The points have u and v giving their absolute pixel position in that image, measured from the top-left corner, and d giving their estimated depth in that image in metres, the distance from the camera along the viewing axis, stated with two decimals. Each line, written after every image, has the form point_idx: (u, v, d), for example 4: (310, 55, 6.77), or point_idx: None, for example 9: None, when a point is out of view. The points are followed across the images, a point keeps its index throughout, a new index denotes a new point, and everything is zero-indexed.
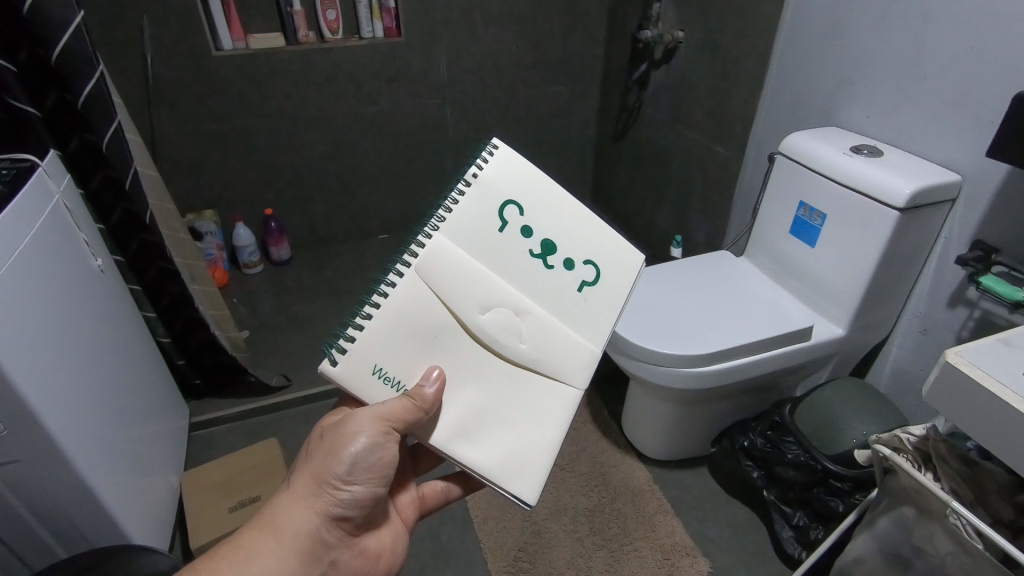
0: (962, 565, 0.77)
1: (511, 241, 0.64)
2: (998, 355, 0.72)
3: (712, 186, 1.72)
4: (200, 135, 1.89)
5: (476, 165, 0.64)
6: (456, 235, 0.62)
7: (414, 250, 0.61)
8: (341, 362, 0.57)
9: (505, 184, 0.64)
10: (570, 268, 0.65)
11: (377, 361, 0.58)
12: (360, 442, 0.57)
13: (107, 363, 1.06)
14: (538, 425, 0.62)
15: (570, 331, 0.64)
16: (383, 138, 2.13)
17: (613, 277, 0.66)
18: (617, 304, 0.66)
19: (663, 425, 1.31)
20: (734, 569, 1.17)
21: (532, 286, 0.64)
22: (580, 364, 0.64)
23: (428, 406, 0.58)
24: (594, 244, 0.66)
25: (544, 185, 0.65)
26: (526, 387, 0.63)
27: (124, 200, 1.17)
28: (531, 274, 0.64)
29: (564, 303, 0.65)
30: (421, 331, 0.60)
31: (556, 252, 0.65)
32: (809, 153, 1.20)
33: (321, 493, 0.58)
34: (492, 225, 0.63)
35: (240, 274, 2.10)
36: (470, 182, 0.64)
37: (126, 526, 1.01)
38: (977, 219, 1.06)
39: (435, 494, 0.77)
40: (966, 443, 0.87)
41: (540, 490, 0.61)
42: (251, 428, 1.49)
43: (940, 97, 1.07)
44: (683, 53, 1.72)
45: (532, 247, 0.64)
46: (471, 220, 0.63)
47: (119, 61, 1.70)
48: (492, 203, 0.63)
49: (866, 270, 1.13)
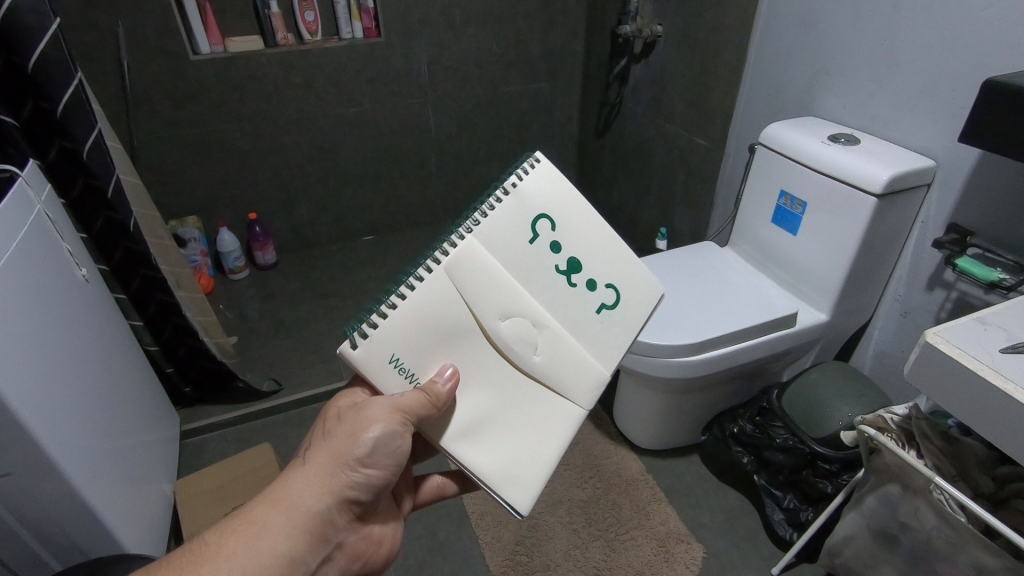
0: (946, 538, 0.80)
1: (539, 255, 0.62)
2: (974, 334, 0.74)
3: (695, 178, 1.74)
4: (180, 140, 1.87)
5: (517, 173, 0.62)
6: (484, 240, 0.61)
7: (444, 251, 0.60)
8: (360, 346, 0.57)
9: (545, 197, 0.62)
10: (592, 290, 0.63)
11: (395, 351, 0.58)
12: (380, 427, 0.58)
13: (95, 373, 1.05)
14: (537, 435, 0.63)
15: (583, 350, 0.63)
16: (366, 138, 2.12)
17: (635, 305, 0.64)
18: (634, 332, 0.64)
19: (654, 415, 1.33)
20: (729, 554, 1.20)
21: (550, 300, 0.63)
22: (587, 385, 0.64)
23: (441, 402, 0.59)
24: (622, 268, 0.64)
25: (582, 203, 0.62)
26: (529, 392, 0.63)
27: (106, 207, 1.16)
28: (552, 289, 0.63)
29: (580, 322, 0.64)
30: (438, 331, 0.60)
31: (582, 272, 0.63)
32: (789, 143, 1.22)
33: (338, 473, 0.58)
34: (522, 237, 0.62)
35: (225, 279, 2.08)
36: (508, 191, 0.61)
37: (119, 536, 1.00)
38: (951, 203, 1.08)
39: (432, 488, 0.78)
40: (947, 420, 0.90)
41: (532, 501, 0.62)
42: (243, 434, 1.49)
43: (914, 85, 1.09)
44: (662, 47, 1.74)
45: (558, 263, 0.62)
46: (501, 229, 0.61)
47: (95, 67, 1.67)
48: (527, 212, 0.61)
49: (847, 256, 1.15)
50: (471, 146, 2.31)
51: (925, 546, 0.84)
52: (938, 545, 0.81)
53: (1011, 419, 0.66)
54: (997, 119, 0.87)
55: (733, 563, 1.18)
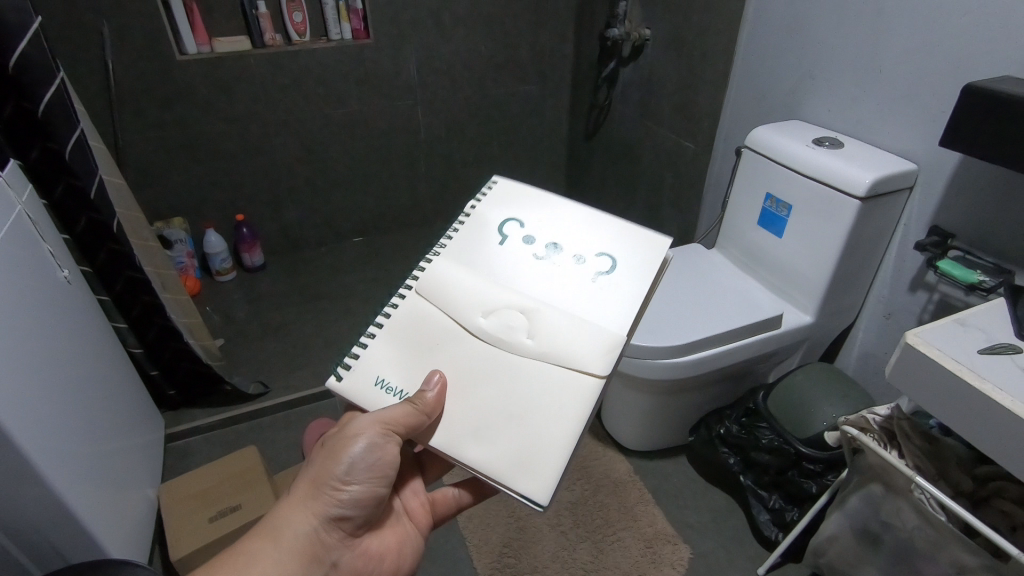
0: (928, 537, 0.80)
1: (513, 251, 0.72)
2: (953, 335, 0.75)
3: (683, 181, 1.75)
4: (166, 141, 1.86)
5: (469, 205, 0.77)
6: (455, 255, 0.72)
7: (416, 275, 0.72)
8: (345, 377, 0.65)
9: (501, 212, 0.76)
10: (580, 262, 0.71)
11: (378, 372, 0.65)
12: (360, 444, 0.61)
13: (77, 375, 1.03)
14: (549, 421, 0.61)
15: (583, 317, 0.66)
16: (355, 140, 2.12)
17: (627, 266, 0.69)
18: (637, 288, 0.67)
19: (641, 416, 1.33)
20: (715, 554, 1.20)
21: (538, 282, 0.69)
22: (601, 350, 0.63)
23: (429, 409, 0.62)
24: (600, 242, 0.72)
25: (538, 207, 0.76)
26: (534, 386, 0.63)
27: (90, 209, 1.14)
28: (537, 272, 0.70)
29: (578, 292, 0.68)
30: (423, 337, 0.67)
31: (561, 251, 0.72)
32: (774, 147, 1.23)
33: (321, 495, 0.62)
34: (494, 241, 0.73)
35: (212, 281, 2.06)
36: (468, 217, 0.76)
37: (101, 540, 0.98)
38: (933, 206, 1.10)
39: (446, 500, 0.77)
40: (929, 422, 0.91)
41: (552, 489, 0.58)
42: (229, 437, 1.47)
43: (895, 90, 1.11)
44: (650, 51, 1.75)
45: (536, 252, 0.72)
46: (471, 243, 0.74)
47: (79, 66, 1.65)
48: (488, 226, 0.75)
49: (831, 258, 1.17)
50: (461, 148, 2.31)
51: (906, 545, 0.85)
52: (920, 544, 0.82)
53: (989, 419, 0.67)
54: (976, 124, 0.89)
55: (720, 564, 1.19)
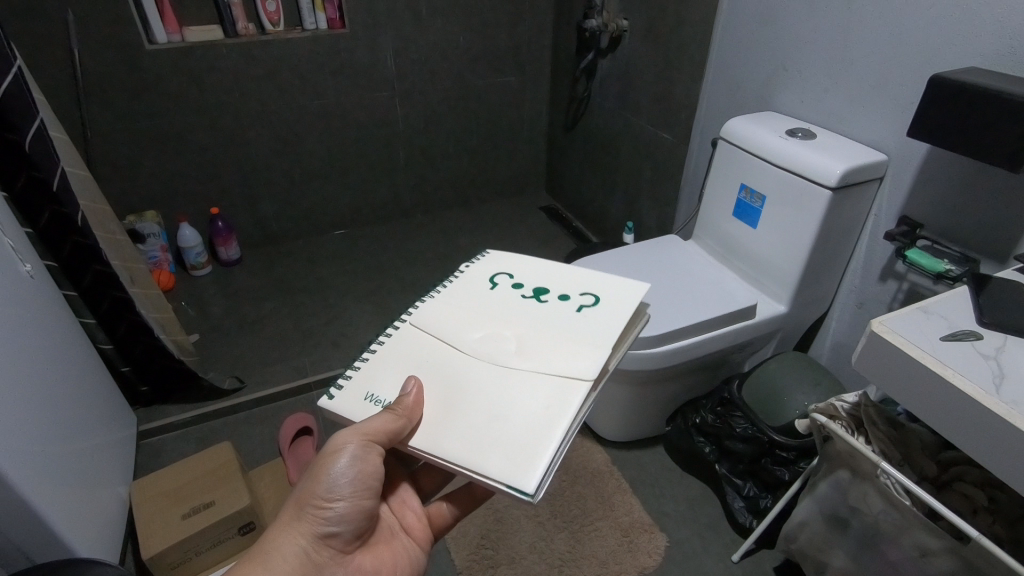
0: (893, 521, 0.82)
1: (503, 292, 0.76)
2: (917, 323, 0.76)
3: (660, 173, 1.76)
4: (136, 133, 1.82)
5: (461, 264, 0.82)
6: (448, 298, 0.76)
7: (410, 313, 0.74)
8: (336, 396, 0.66)
9: (493, 266, 0.81)
10: (565, 299, 0.74)
11: (369, 388, 0.65)
12: (342, 459, 0.63)
13: (41, 373, 1.01)
14: (538, 420, 0.59)
15: (570, 335, 0.67)
16: (331, 131, 2.09)
17: (613, 299, 0.72)
18: (622, 313, 0.69)
19: (619, 407, 1.34)
20: (691, 543, 1.22)
21: (528, 313, 0.72)
22: (588, 361, 0.64)
23: (409, 412, 0.62)
24: (586, 283, 0.76)
25: (530, 262, 0.81)
26: (523, 393, 0.62)
27: (52, 201, 1.11)
28: (525, 308, 0.73)
29: (564, 320, 0.70)
30: (413, 360, 0.68)
31: (548, 292, 0.75)
32: (748, 138, 1.24)
33: (306, 516, 0.63)
34: (486, 286, 0.77)
35: (187, 275, 2.03)
36: (463, 271, 0.81)
37: (67, 539, 0.96)
38: (902, 196, 1.11)
39: (441, 515, 0.79)
40: (896, 409, 0.93)
41: (541, 483, 0.54)
42: (204, 433, 1.45)
43: (866, 82, 1.12)
44: (627, 42, 1.75)
45: (524, 292, 0.76)
46: (464, 288, 0.77)
47: (42, 55, 1.60)
48: (479, 278, 0.79)
49: (804, 248, 1.18)
50: (440, 139, 2.30)
51: (872, 529, 0.86)
52: (885, 528, 0.84)
53: (949, 404, 0.68)
54: (942, 114, 0.90)
55: (695, 552, 1.20)
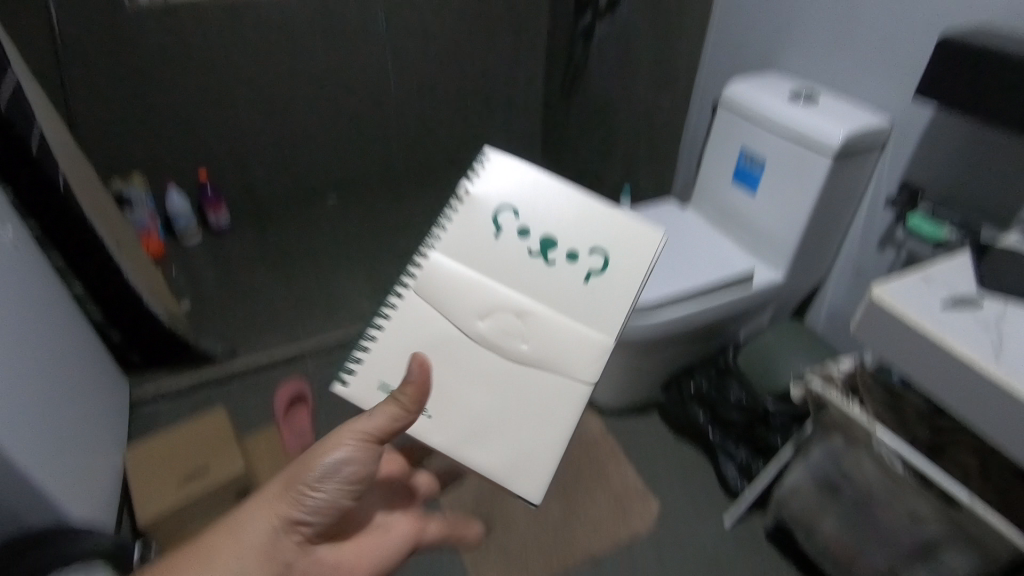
0: (886, 486, 0.83)
1: (508, 246, 0.58)
2: (919, 290, 0.75)
3: (658, 139, 1.72)
4: (119, 95, 1.76)
5: (462, 185, 0.60)
6: (451, 253, 0.59)
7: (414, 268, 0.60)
8: (352, 383, 0.58)
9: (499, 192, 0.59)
10: (575, 261, 0.56)
11: (383, 377, 0.58)
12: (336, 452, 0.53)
13: (29, 340, 0.99)
14: (550, 426, 0.57)
15: (568, 323, 0.56)
16: (321, 95, 2.03)
17: (631, 262, 0.56)
18: (640, 275, 0.55)
19: (615, 375, 1.34)
20: (683, 508, 1.23)
21: (534, 286, 0.57)
22: (593, 361, 0.56)
23: (416, 404, 0.54)
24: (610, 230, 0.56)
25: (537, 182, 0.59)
26: (534, 390, 0.57)
27: (33, 164, 1.08)
28: (536, 277, 0.57)
29: (574, 302, 0.57)
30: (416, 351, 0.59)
31: (556, 247, 0.57)
32: (750, 101, 1.20)
33: (287, 496, 0.53)
34: (488, 232, 0.58)
35: (176, 243, 1.99)
36: (463, 199, 0.59)
37: (62, 504, 0.96)
38: (905, 162, 1.09)
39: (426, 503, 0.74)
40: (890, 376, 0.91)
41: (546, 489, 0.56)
42: (198, 401, 1.45)
43: (872, 43, 1.08)
44: (626, 2, 1.69)
45: (531, 246, 0.57)
46: (467, 234, 0.59)
47: (17, 12, 1.54)
48: (479, 215, 0.59)
49: (803, 215, 1.16)
50: (433, 104, 2.24)
51: (864, 494, 0.88)
52: (877, 493, 0.85)
53: (949, 371, 0.67)
54: (952, 76, 0.87)
55: (687, 517, 1.22)
